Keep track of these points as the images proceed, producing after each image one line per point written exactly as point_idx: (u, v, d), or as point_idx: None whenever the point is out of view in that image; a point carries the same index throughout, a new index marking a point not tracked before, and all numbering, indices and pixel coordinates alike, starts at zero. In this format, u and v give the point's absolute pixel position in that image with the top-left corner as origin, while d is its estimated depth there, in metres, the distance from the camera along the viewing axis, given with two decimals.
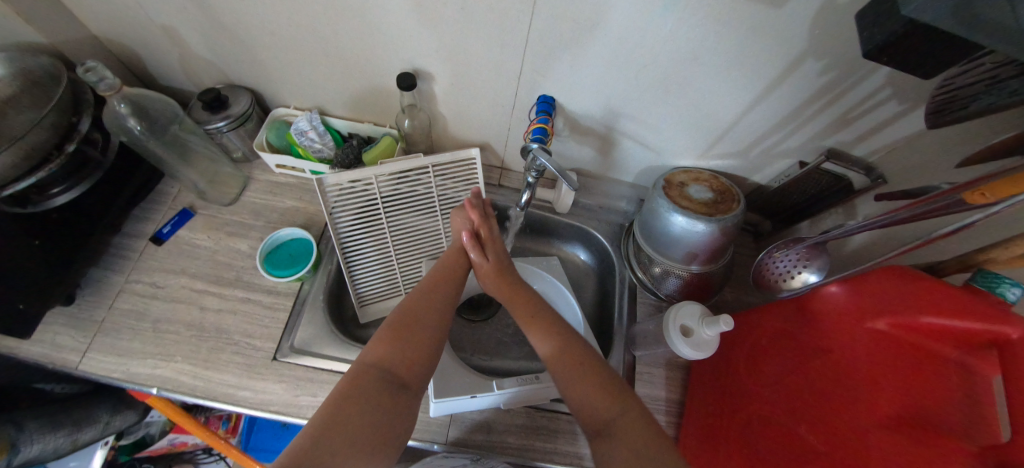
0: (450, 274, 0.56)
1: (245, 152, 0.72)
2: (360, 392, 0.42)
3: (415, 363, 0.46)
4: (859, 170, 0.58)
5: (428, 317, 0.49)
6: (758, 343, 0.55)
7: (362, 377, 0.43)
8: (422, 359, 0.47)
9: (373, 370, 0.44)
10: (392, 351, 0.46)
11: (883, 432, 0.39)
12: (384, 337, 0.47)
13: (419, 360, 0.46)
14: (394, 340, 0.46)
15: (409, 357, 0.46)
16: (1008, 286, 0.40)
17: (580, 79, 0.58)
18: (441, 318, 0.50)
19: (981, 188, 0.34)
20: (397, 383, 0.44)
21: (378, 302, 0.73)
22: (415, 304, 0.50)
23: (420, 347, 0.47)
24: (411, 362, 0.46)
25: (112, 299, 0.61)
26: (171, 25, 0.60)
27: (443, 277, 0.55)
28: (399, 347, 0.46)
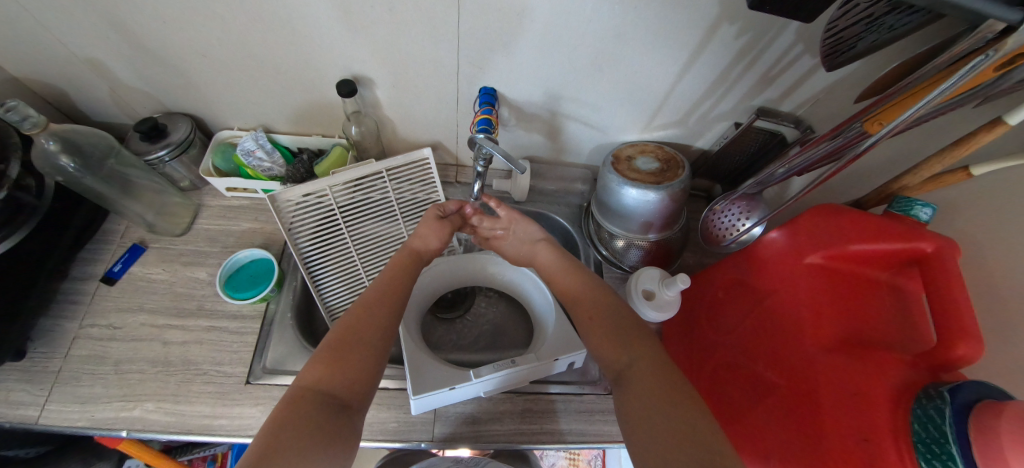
0: (394, 284, 0.56)
1: (193, 180, 0.71)
2: (294, 416, 0.40)
3: (355, 379, 0.45)
4: (790, 124, 0.62)
5: (369, 330, 0.49)
6: (715, 296, 0.58)
7: (296, 402, 0.41)
8: (362, 374, 0.46)
9: (308, 392, 0.42)
10: (329, 371, 0.45)
11: (830, 356, 0.41)
12: (320, 361, 0.45)
13: (359, 376, 0.45)
14: (330, 361, 0.45)
15: (348, 373, 0.45)
16: (919, 207, 0.43)
17: (517, 67, 0.60)
18: (384, 330, 0.50)
19: (875, 117, 0.38)
20: (336, 403, 0.43)
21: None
22: (352, 320, 0.50)
23: (360, 363, 0.46)
24: (351, 380, 0.45)
25: (68, 347, 0.58)
26: (95, 57, 0.59)
27: (387, 288, 0.55)
28: (337, 367, 0.45)
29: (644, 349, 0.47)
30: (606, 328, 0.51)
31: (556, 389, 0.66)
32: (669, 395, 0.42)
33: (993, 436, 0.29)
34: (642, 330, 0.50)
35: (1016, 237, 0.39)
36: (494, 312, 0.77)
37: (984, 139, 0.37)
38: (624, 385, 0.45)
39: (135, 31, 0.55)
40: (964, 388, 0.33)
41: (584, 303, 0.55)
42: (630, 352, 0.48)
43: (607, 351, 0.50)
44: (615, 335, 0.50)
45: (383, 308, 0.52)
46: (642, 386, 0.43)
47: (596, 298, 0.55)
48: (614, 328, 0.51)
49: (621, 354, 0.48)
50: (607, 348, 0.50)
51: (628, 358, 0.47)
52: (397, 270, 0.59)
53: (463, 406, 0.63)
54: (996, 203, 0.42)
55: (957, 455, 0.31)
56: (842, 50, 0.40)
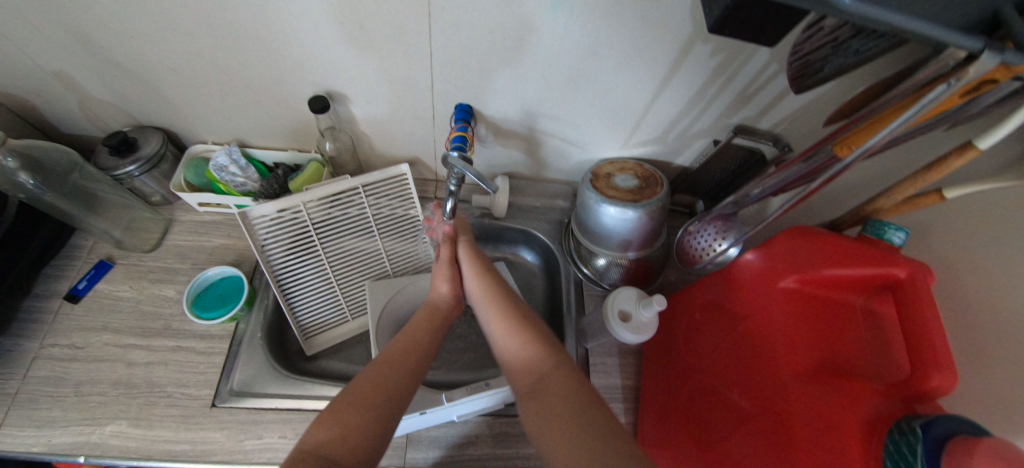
0: (410, 349, 0.53)
1: (164, 194, 0.69)
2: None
3: (358, 447, 0.41)
4: (768, 142, 0.61)
5: (380, 392, 0.46)
6: (693, 317, 0.57)
7: (296, 466, 0.38)
8: (365, 441, 0.41)
9: (310, 455, 0.39)
10: (333, 434, 0.41)
11: (802, 383, 0.40)
12: (326, 420, 0.42)
13: (363, 442, 0.41)
14: (338, 423, 0.42)
15: (353, 438, 0.41)
16: (892, 231, 0.42)
17: (492, 84, 0.59)
18: (396, 393, 0.47)
19: (843, 141, 0.38)
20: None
21: (323, 330, 0.71)
22: (367, 380, 0.47)
23: (365, 427, 0.42)
24: (354, 446, 0.41)
25: (26, 368, 0.56)
26: (65, 71, 0.58)
27: (403, 352, 0.52)
28: (341, 429, 0.41)
29: (555, 361, 0.48)
30: (519, 337, 0.52)
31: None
32: (565, 407, 0.42)
33: None
34: (556, 344, 0.51)
35: (990, 264, 0.38)
36: (474, 331, 0.76)
37: (954, 163, 0.37)
38: (530, 397, 0.46)
39: (103, 46, 0.54)
40: (936, 423, 0.32)
41: (499, 314, 0.56)
42: (541, 363, 0.48)
43: (516, 366, 0.50)
44: (526, 343, 0.51)
45: (399, 375, 0.49)
46: (544, 399, 0.44)
47: (515, 310, 0.55)
48: (524, 337, 0.51)
49: (530, 368, 0.48)
50: (517, 364, 0.50)
51: (542, 369, 0.48)
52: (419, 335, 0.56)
53: (443, 430, 0.62)
54: (970, 226, 0.41)
55: None
56: (810, 73, 0.40)
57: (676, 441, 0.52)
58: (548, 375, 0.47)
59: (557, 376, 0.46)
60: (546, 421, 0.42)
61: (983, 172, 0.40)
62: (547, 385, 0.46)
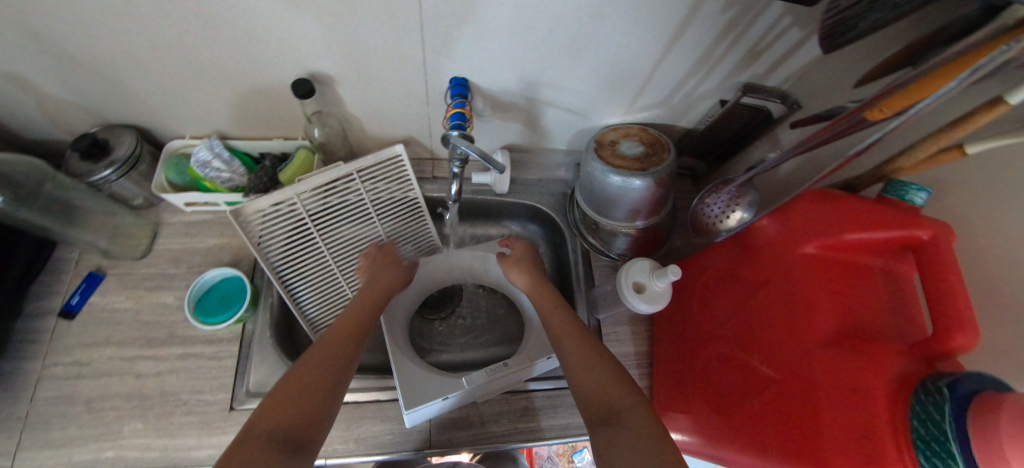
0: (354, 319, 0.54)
1: (147, 197, 0.65)
2: (244, 462, 0.36)
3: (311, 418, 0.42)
4: (776, 99, 0.58)
5: (327, 365, 0.47)
6: (709, 284, 0.57)
7: (246, 446, 0.38)
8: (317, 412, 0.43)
9: (258, 435, 0.39)
10: (281, 413, 0.41)
11: (825, 349, 0.41)
12: (273, 402, 0.42)
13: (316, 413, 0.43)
14: (285, 406, 0.42)
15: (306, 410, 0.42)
16: (914, 191, 0.41)
17: (487, 54, 0.55)
18: (347, 367, 0.48)
19: (876, 105, 0.36)
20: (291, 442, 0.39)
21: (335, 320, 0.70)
22: (312, 355, 0.48)
23: (315, 401, 0.43)
24: (304, 421, 0.42)
25: (32, 389, 0.55)
26: (14, 71, 0.52)
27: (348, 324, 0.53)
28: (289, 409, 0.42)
29: (632, 399, 0.44)
30: (590, 369, 0.48)
31: (537, 385, 0.66)
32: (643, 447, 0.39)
33: (994, 431, 0.29)
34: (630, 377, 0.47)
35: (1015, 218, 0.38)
36: (483, 308, 0.75)
37: (983, 120, 0.36)
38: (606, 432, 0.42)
39: (51, 38, 0.48)
40: (961, 382, 0.32)
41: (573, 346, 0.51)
42: (619, 400, 0.44)
43: (588, 401, 0.46)
44: (603, 377, 0.47)
45: (344, 345, 0.50)
46: (624, 435, 0.40)
47: (590, 345, 0.51)
48: (602, 375, 0.47)
49: (605, 401, 0.44)
50: (587, 395, 0.46)
51: (619, 404, 0.44)
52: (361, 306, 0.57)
53: (464, 410, 0.62)
54: (993, 179, 0.40)
55: (956, 453, 0.30)
56: (843, 29, 0.38)
57: (694, 404, 0.54)
58: (625, 409, 0.43)
59: (635, 412, 0.42)
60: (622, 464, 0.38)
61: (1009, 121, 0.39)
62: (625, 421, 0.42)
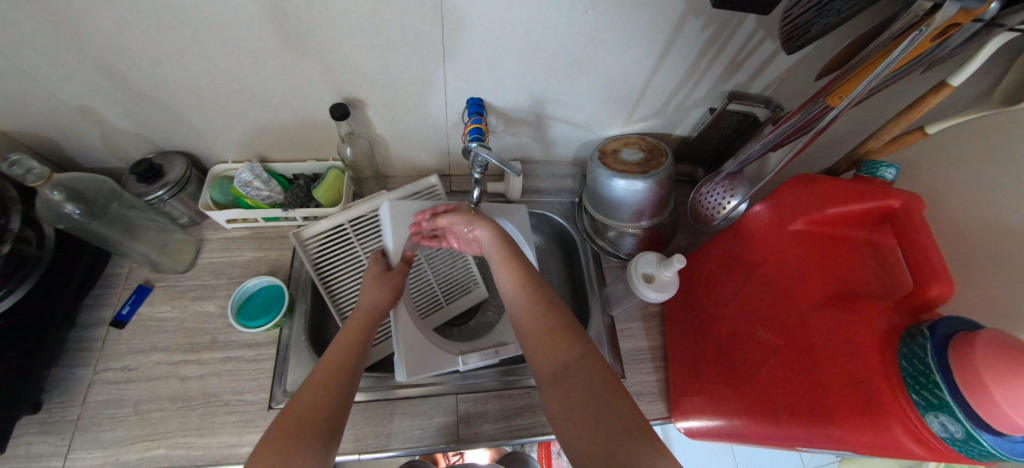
0: (341, 362, 0.51)
1: (192, 215, 0.71)
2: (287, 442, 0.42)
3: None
4: (761, 105, 0.67)
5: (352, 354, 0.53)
6: (712, 271, 0.62)
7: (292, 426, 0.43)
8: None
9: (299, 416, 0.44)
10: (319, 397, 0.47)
11: (821, 310, 0.45)
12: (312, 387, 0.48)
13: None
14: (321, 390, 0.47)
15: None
16: (884, 168, 0.47)
17: (501, 75, 0.63)
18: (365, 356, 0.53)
19: (835, 93, 0.42)
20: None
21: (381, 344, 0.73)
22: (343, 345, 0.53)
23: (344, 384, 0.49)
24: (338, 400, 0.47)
25: (84, 394, 0.58)
26: (89, 105, 0.60)
27: (334, 366, 0.51)
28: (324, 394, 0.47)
29: (579, 350, 0.49)
30: (544, 328, 0.52)
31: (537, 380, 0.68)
32: (589, 394, 0.45)
33: (968, 355, 0.33)
34: (578, 328, 0.53)
35: (985, 183, 0.43)
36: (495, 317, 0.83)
37: (933, 100, 0.43)
38: (554, 386, 0.47)
39: (127, 75, 0.56)
40: (940, 324, 0.36)
41: (523, 299, 0.56)
42: (568, 356, 0.49)
43: (537, 356, 0.51)
44: (548, 338, 0.51)
45: (325, 395, 0.47)
46: (570, 386, 0.46)
47: (541, 301, 0.55)
48: (550, 325, 0.52)
49: (554, 355, 0.50)
50: (539, 351, 0.51)
51: (566, 357, 0.49)
52: (347, 344, 0.54)
53: (489, 405, 0.65)
54: (959, 155, 0.46)
55: (941, 382, 0.34)
56: (801, 33, 0.45)
57: (708, 382, 0.57)
58: (573, 364, 0.48)
59: (583, 364, 0.48)
60: (571, 416, 0.44)
61: (961, 106, 0.45)
62: (575, 371, 0.47)
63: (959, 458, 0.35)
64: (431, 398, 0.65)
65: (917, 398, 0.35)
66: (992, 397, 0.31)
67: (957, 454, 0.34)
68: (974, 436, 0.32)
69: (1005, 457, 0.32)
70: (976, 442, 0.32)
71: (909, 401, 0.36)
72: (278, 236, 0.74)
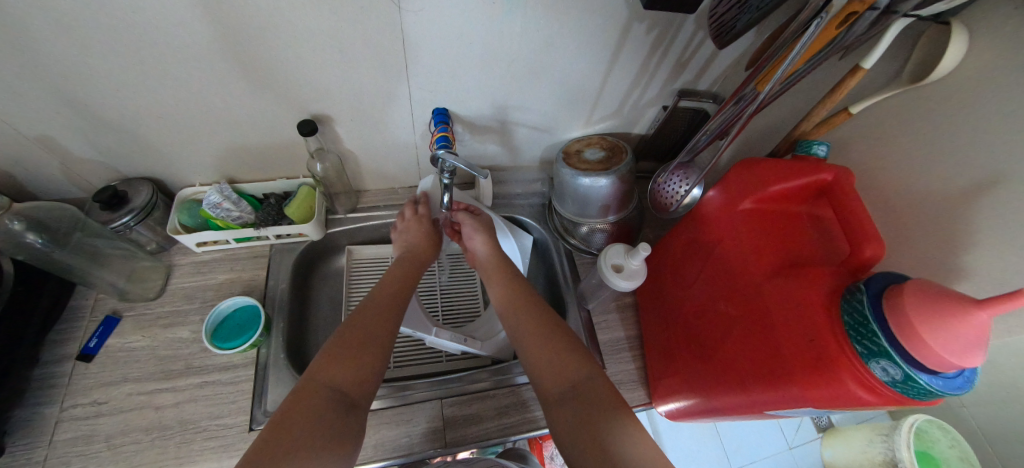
0: (387, 296, 0.59)
1: (159, 241, 0.70)
2: (330, 378, 0.47)
3: (362, 383, 0.49)
4: (709, 100, 0.74)
5: (386, 308, 0.57)
6: (676, 256, 0.65)
7: (335, 362, 0.49)
8: (368, 375, 0.49)
9: (339, 353, 0.50)
10: (356, 341, 0.51)
11: (773, 280, 0.48)
12: (354, 328, 0.53)
13: (364, 376, 0.49)
14: (360, 333, 0.52)
15: (355, 375, 0.48)
16: (816, 146, 0.52)
17: (463, 85, 0.65)
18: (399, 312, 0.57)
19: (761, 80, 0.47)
20: (345, 402, 0.46)
21: None
22: (377, 299, 0.58)
23: (381, 331, 0.53)
24: (378, 345, 0.52)
25: (51, 433, 0.56)
26: (48, 134, 0.59)
27: (383, 300, 0.58)
28: (361, 339, 0.51)
29: (587, 371, 0.51)
30: (548, 356, 0.54)
31: (522, 379, 0.69)
32: (600, 420, 0.46)
33: (899, 309, 0.36)
34: (584, 351, 0.54)
35: (904, 155, 0.48)
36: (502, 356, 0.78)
37: (852, 83, 0.48)
38: (563, 406, 0.49)
39: (87, 102, 0.56)
40: (875, 280, 0.40)
41: (530, 325, 0.57)
42: (580, 374, 0.51)
43: (545, 377, 0.52)
44: (555, 360, 0.53)
45: (377, 328, 0.53)
46: (581, 406, 0.48)
47: (546, 325, 0.57)
48: (557, 347, 0.54)
49: (563, 376, 0.51)
50: (546, 374, 0.52)
51: (575, 378, 0.51)
52: (391, 285, 0.61)
53: (476, 406, 0.65)
54: (880, 132, 0.51)
55: (879, 331, 0.37)
56: (727, 29, 0.51)
57: (681, 362, 0.60)
58: (583, 383, 0.50)
59: (593, 384, 0.50)
60: (581, 438, 0.46)
61: (877, 89, 0.51)
62: (584, 395, 0.49)
63: (903, 399, 0.38)
64: (419, 404, 0.65)
65: (861, 348, 0.38)
66: (928, 347, 0.34)
67: (902, 396, 0.37)
68: (912, 376, 0.35)
69: (941, 393, 0.35)
70: (914, 381, 0.35)
71: (854, 352, 0.39)
72: (251, 257, 0.73)
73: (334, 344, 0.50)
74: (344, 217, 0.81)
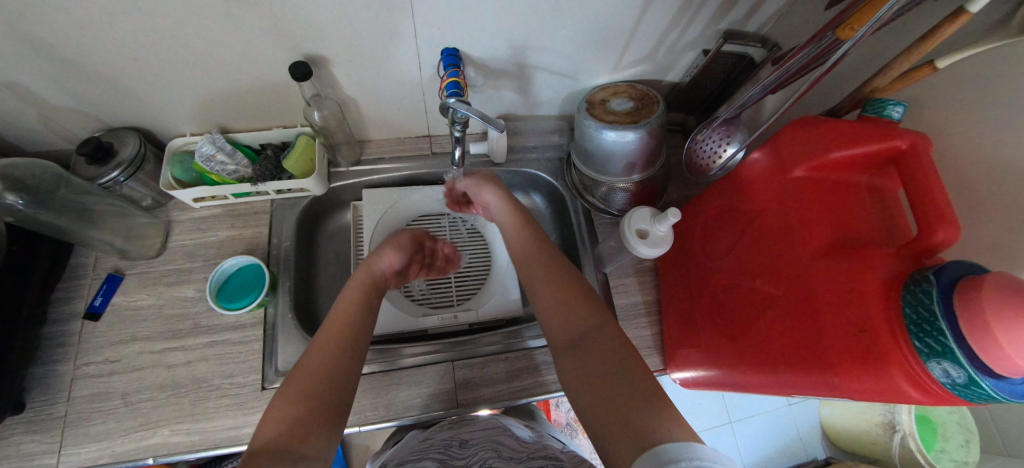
0: (347, 317, 0.52)
1: (155, 197, 0.66)
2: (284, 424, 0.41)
3: (318, 428, 0.42)
4: (757, 44, 0.62)
5: (345, 336, 0.49)
6: (706, 224, 0.60)
7: (289, 406, 0.42)
8: (322, 418, 0.42)
9: (294, 395, 0.43)
10: (312, 380, 0.44)
11: (822, 261, 0.43)
12: (309, 365, 0.46)
13: (320, 419, 0.42)
14: (316, 370, 0.45)
15: (311, 422, 0.41)
16: (891, 107, 0.45)
17: (477, 22, 0.56)
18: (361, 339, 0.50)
19: (849, 24, 0.40)
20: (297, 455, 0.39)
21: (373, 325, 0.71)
22: (337, 323, 0.51)
23: (340, 364, 0.47)
24: (336, 379, 0.45)
25: (68, 390, 0.56)
26: (14, 81, 0.52)
27: (346, 319, 0.51)
28: (318, 375, 0.45)
29: (597, 320, 0.49)
30: (556, 300, 0.53)
31: (535, 342, 0.67)
32: (603, 362, 0.45)
33: (975, 307, 0.31)
34: (592, 297, 0.52)
35: (996, 120, 0.41)
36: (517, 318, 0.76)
37: (949, 30, 0.40)
38: (570, 353, 0.48)
39: (49, 45, 0.49)
40: (947, 269, 0.35)
41: (538, 273, 0.56)
42: (585, 321, 0.50)
43: (553, 325, 0.52)
44: (561, 307, 0.52)
45: (340, 355, 0.47)
46: (586, 354, 0.47)
47: (553, 271, 0.56)
48: (564, 295, 0.53)
49: (569, 324, 0.50)
50: (553, 320, 0.52)
51: (583, 326, 0.49)
52: (349, 319, 0.51)
53: (488, 369, 0.65)
54: (970, 89, 0.43)
55: (946, 329, 0.32)
56: None
57: (702, 335, 0.57)
58: (589, 331, 0.49)
59: (601, 333, 0.48)
60: (591, 382, 0.44)
61: (975, 37, 0.42)
62: (591, 341, 0.48)
63: (955, 399, 0.35)
64: (430, 366, 0.64)
65: (918, 345, 0.35)
66: (1002, 351, 0.30)
67: (955, 397, 0.34)
68: (976, 381, 0.31)
69: (1001, 398, 0.32)
70: (977, 387, 0.32)
71: (911, 349, 0.35)
72: (251, 213, 0.69)
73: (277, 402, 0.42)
74: (348, 170, 0.75)
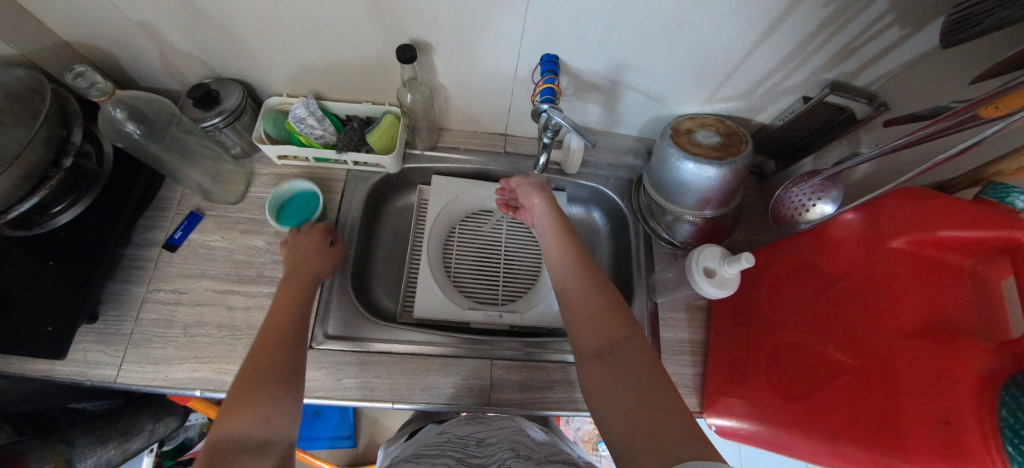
0: (275, 337, 0.50)
1: (244, 147, 0.70)
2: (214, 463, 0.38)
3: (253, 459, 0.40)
4: (862, 100, 0.60)
5: (270, 360, 0.47)
6: (779, 276, 0.60)
7: (215, 445, 0.40)
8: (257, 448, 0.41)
9: (223, 435, 0.40)
10: (240, 412, 0.42)
11: (908, 341, 0.41)
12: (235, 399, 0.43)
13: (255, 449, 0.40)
14: (244, 400, 0.43)
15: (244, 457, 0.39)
16: (1016, 196, 0.42)
17: (584, 34, 0.56)
18: (289, 361, 0.48)
19: (994, 102, 0.38)
20: None
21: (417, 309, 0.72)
22: (260, 348, 0.48)
23: (269, 388, 0.44)
24: (268, 405, 0.43)
25: (137, 310, 0.60)
26: (150, 21, 0.56)
27: (277, 340, 0.50)
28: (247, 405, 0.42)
29: (628, 331, 0.48)
30: (588, 309, 0.52)
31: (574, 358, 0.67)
32: (630, 375, 0.44)
33: None
34: (624, 309, 0.51)
35: None
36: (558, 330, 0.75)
37: None
38: (597, 362, 0.47)
39: None
40: None
41: (573, 277, 0.55)
42: (617, 332, 0.48)
43: (584, 333, 0.50)
44: (594, 315, 0.51)
45: (273, 376, 0.46)
46: (613, 365, 0.46)
47: (589, 277, 0.55)
48: (600, 300, 0.52)
49: (600, 333, 0.49)
50: (584, 327, 0.51)
51: (614, 336, 0.48)
52: (281, 338, 0.50)
53: (523, 373, 0.65)
54: None
55: None
56: (968, 26, 0.45)
57: (755, 388, 0.56)
58: (620, 342, 0.47)
59: (633, 345, 0.47)
60: (616, 395, 0.43)
61: None
62: (620, 352, 0.46)
63: None
64: (466, 359, 0.65)
65: (1011, 451, 0.32)
66: None
67: None
68: None
69: None
70: None
71: (1001, 453, 0.32)
72: (326, 178, 0.72)
73: (227, 416, 0.41)
74: (422, 154, 0.77)
